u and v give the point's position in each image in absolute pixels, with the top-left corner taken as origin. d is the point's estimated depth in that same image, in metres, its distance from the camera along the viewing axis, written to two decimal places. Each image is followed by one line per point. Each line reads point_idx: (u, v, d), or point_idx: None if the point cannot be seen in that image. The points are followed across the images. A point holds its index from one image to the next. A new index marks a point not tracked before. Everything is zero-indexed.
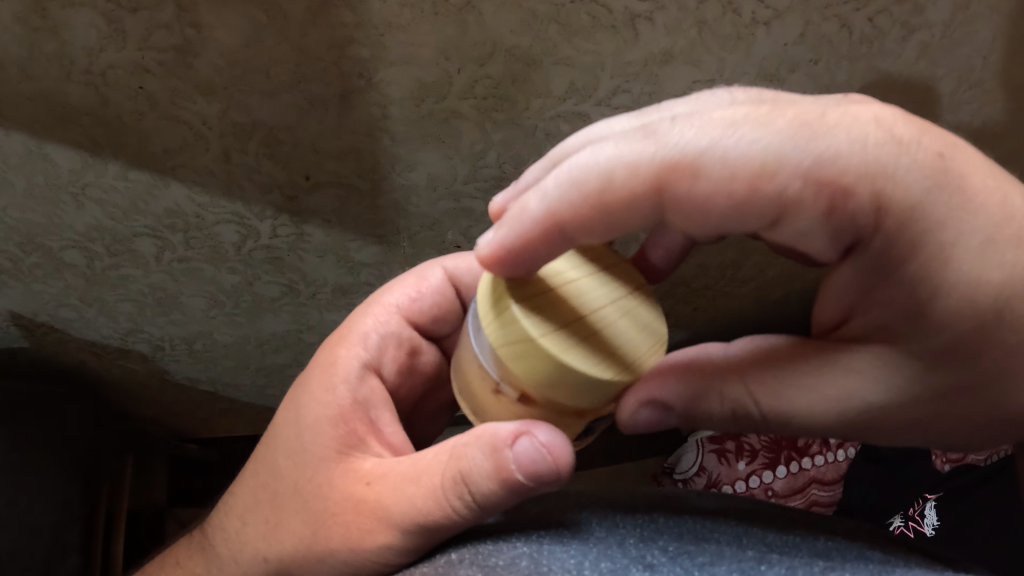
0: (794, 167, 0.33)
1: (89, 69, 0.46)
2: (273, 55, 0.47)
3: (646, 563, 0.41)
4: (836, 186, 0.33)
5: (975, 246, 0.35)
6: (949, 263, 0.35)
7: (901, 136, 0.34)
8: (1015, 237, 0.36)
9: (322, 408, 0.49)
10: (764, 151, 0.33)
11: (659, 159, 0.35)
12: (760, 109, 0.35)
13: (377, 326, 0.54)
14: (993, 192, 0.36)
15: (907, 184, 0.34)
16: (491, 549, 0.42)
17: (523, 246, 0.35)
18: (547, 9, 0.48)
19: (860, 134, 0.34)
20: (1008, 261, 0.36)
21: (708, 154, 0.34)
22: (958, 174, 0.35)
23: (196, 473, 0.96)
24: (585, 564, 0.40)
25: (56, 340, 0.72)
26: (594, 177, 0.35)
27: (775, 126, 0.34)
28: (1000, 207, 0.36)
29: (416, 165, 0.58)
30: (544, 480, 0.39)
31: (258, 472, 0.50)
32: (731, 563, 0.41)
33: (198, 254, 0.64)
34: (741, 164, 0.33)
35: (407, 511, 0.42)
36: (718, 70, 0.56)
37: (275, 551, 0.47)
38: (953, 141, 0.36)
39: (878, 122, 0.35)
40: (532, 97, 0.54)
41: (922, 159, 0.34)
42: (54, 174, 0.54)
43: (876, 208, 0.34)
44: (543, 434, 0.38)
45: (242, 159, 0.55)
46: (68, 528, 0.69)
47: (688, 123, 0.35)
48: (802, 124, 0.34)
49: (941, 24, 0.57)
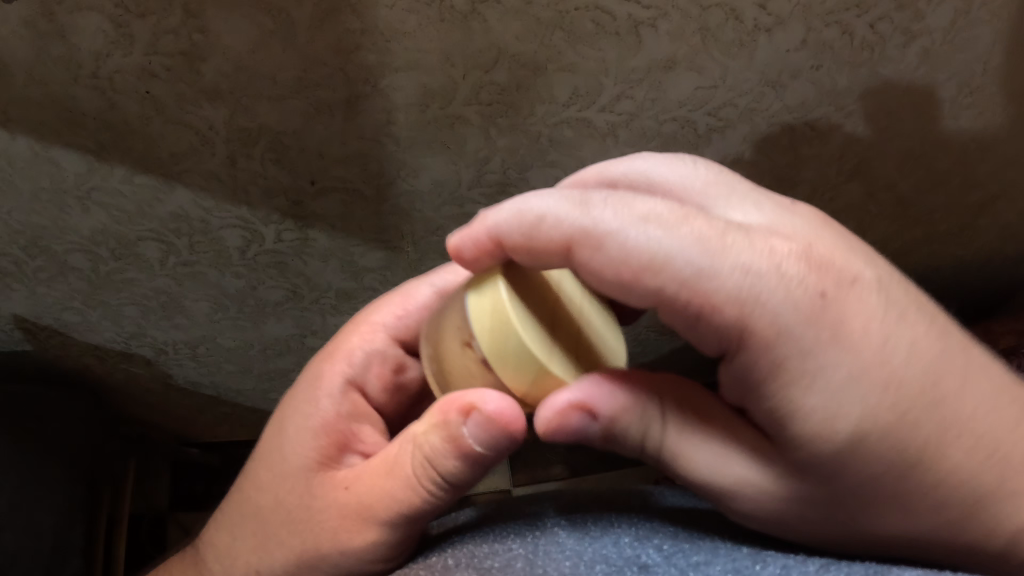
0: (676, 271, 0.33)
1: (96, 74, 0.47)
2: (278, 62, 0.48)
3: (640, 564, 0.38)
4: (716, 294, 0.33)
5: (835, 382, 0.34)
6: (818, 377, 0.34)
7: (792, 270, 0.34)
8: (889, 378, 0.35)
9: (304, 419, 0.48)
10: (667, 246, 0.33)
11: (578, 226, 0.33)
12: (674, 209, 0.34)
13: (363, 343, 0.52)
14: (876, 342, 0.35)
15: (777, 314, 0.33)
16: (487, 551, 0.40)
17: (488, 433, 0.37)
18: (551, 15, 0.49)
19: (836, 364, 0.34)
20: (875, 399, 0.35)
21: (613, 233, 0.33)
22: (840, 316, 0.34)
23: (197, 477, 0.96)
24: (579, 565, 0.38)
25: (57, 342, 0.72)
26: (669, 278, 0.33)
27: (681, 233, 0.33)
28: (876, 346, 0.35)
29: (420, 170, 0.58)
30: (503, 448, 0.38)
31: (242, 490, 0.50)
32: (725, 564, 0.38)
33: (201, 257, 0.64)
34: (630, 255, 0.33)
35: (384, 504, 0.42)
36: (721, 77, 0.56)
37: (267, 564, 0.47)
38: (860, 277, 0.36)
39: (779, 245, 0.34)
40: (537, 102, 0.55)
41: (803, 304, 0.34)
42: (60, 178, 0.54)
43: (742, 329, 0.34)
44: (490, 403, 0.36)
45: (246, 164, 0.55)
46: (70, 529, 0.69)
47: (620, 202, 0.34)
48: (710, 236, 0.33)
49: (941, 30, 0.58)
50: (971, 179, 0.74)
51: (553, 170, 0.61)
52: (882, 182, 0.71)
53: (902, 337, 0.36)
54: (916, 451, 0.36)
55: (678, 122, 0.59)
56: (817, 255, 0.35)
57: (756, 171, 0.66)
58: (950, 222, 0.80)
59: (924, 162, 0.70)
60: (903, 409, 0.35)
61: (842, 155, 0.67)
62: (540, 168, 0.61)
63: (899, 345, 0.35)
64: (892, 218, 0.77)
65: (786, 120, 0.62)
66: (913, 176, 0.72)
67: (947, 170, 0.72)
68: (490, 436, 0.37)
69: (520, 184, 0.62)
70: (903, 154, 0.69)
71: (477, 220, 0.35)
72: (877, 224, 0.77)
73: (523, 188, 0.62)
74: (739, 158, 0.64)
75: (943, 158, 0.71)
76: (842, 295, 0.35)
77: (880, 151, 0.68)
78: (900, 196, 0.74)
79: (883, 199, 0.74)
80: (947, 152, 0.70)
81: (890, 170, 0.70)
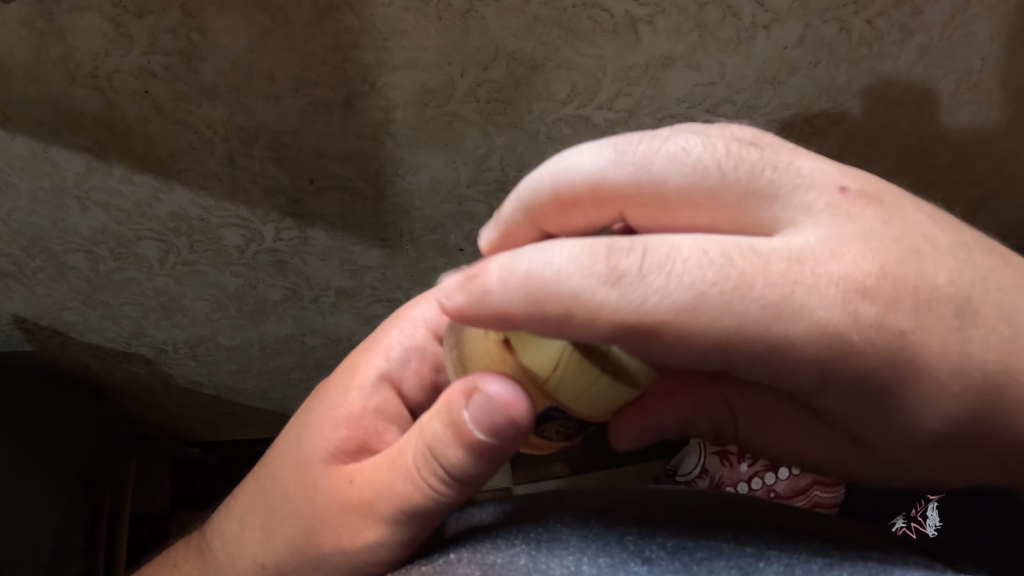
0: (754, 334, 0.31)
1: (95, 73, 0.47)
2: (277, 61, 0.48)
3: (644, 557, 0.39)
4: (808, 347, 0.31)
5: (929, 399, 0.35)
6: (907, 406, 0.35)
7: (869, 316, 0.32)
8: (969, 379, 0.35)
9: (330, 409, 0.49)
10: (739, 322, 0.31)
11: (619, 313, 0.31)
12: (729, 268, 0.31)
13: (401, 337, 0.52)
14: (954, 355, 0.34)
15: (858, 359, 0.32)
16: (489, 547, 0.41)
17: (488, 421, 0.36)
18: (549, 13, 0.49)
19: (927, 382, 0.34)
20: (948, 410, 0.35)
21: (674, 312, 0.31)
22: (923, 342, 0.33)
23: (198, 476, 0.96)
24: (583, 559, 0.39)
25: (57, 342, 0.72)
26: (744, 335, 0.31)
27: (744, 304, 0.31)
28: (955, 361, 0.34)
29: (419, 168, 0.58)
30: (506, 436, 0.37)
31: (257, 478, 0.50)
32: (729, 559, 0.39)
33: (201, 257, 0.64)
34: (695, 322, 0.31)
35: (386, 497, 0.41)
36: (719, 73, 0.56)
37: (270, 556, 0.46)
38: (932, 287, 0.33)
39: (850, 278, 0.32)
40: (535, 100, 0.55)
41: (886, 343, 0.32)
42: (59, 178, 0.55)
43: (827, 375, 0.33)
44: (492, 388, 0.36)
45: (246, 163, 0.55)
46: (72, 529, 0.69)
47: (656, 265, 0.31)
48: (778, 300, 0.31)
49: (939, 26, 0.58)
50: (969, 175, 0.74)
51: None
52: (881, 179, 0.71)
53: (980, 331, 0.34)
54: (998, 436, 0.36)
55: (677, 119, 0.59)
56: (886, 274, 0.32)
57: None
58: (949, 217, 0.80)
59: (923, 159, 0.71)
60: (983, 397, 0.35)
61: (841, 152, 0.67)
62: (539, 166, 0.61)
63: (978, 340, 0.34)
64: None
65: (785, 116, 0.62)
66: (912, 173, 0.72)
67: (945, 166, 0.72)
68: (491, 424, 0.36)
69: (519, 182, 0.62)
70: (901, 151, 0.69)
71: (476, 277, 0.32)
72: None
73: None
74: None
75: (942, 154, 0.71)
76: (922, 319, 0.33)
77: (879, 148, 0.68)
78: (899, 192, 0.74)
79: None
80: (945, 148, 0.70)
81: (889, 167, 0.70)
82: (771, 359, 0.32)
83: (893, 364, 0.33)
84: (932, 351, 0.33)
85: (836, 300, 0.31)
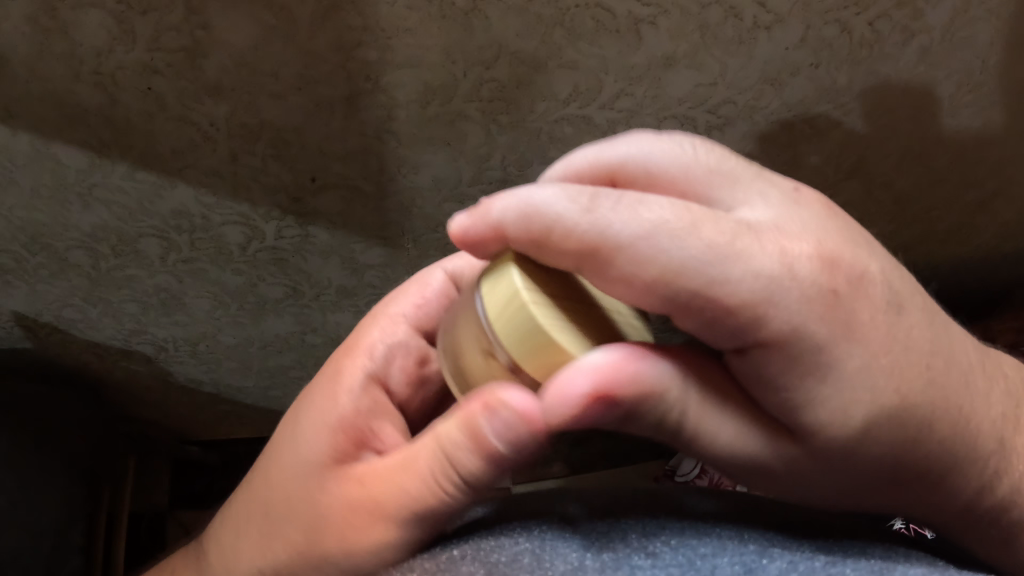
0: (690, 279, 0.31)
1: (99, 70, 0.47)
2: (281, 59, 0.48)
3: (649, 551, 0.39)
4: (743, 306, 0.32)
5: (856, 376, 0.34)
6: (843, 384, 0.34)
7: (804, 270, 0.33)
8: (895, 365, 0.35)
9: (321, 416, 0.48)
10: (685, 259, 0.31)
11: (589, 235, 0.32)
12: (689, 212, 0.32)
13: (384, 336, 0.51)
14: (881, 335, 0.35)
15: (791, 315, 0.32)
16: (493, 544, 0.40)
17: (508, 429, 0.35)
18: (552, 13, 0.49)
19: (855, 356, 0.34)
20: (883, 385, 0.35)
21: (626, 242, 0.31)
22: (851, 313, 0.34)
23: (196, 476, 0.96)
24: (588, 555, 0.39)
25: (57, 340, 0.72)
26: (682, 281, 0.31)
27: (691, 242, 0.31)
28: (880, 343, 0.35)
29: (421, 167, 0.59)
30: (522, 447, 0.37)
31: (249, 487, 0.50)
32: (732, 556, 0.39)
33: (202, 254, 0.64)
34: (642, 258, 0.31)
35: (401, 500, 0.41)
36: (721, 74, 0.56)
37: (271, 564, 0.46)
38: (865, 271, 0.35)
39: (786, 244, 0.33)
40: (537, 99, 0.55)
41: (817, 301, 0.33)
42: (61, 174, 0.55)
43: (756, 334, 0.33)
44: (514, 399, 0.34)
45: (248, 161, 0.55)
46: (70, 528, 0.69)
47: (627, 204, 0.32)
48: (723, 243, 0.32)
49: (940, 29, 0.58)
50: (968, 177, 0.75)
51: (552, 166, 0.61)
52: (881, 180, 0.72)
53: (903, 326, 0.36)
54: (928, 425, 0.37)
55: (678, 119, 0.59)
56: (826, 250, 0.34)
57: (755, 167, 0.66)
58: (948, 220, 0.80)
59: (923, 160, 0.71)
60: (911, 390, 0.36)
61: (842, 153, 0.67)
62: (540, 165, 0.61)
63: (901, 332, 0.36)
64: (890, 216, 0.77)
65: (786, 117, 0.62)
66: (912, 174, 0.72)
67: (945, 169, 0.73)
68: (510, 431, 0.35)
69: (521, 181, 0.62)
70: (902, 153, 0.69)
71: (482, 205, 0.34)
72: (876, 221, 0.77)
73: (523, 185, 0.63)
74: (739, 154, 0.64)
75: (942, 157, 0.71)
76: (852, 292, 0.34)
77: (879, 149, 0.68)
78: (898, 194, 0.74)
79: (881, 198, 0.74)
80: (946, 151, 0.71)
81: (889, 168, 0.71)
82: (698, 315, 0.32)
83: (822, 329, 0.33)
84: (862, 324, 0.34)
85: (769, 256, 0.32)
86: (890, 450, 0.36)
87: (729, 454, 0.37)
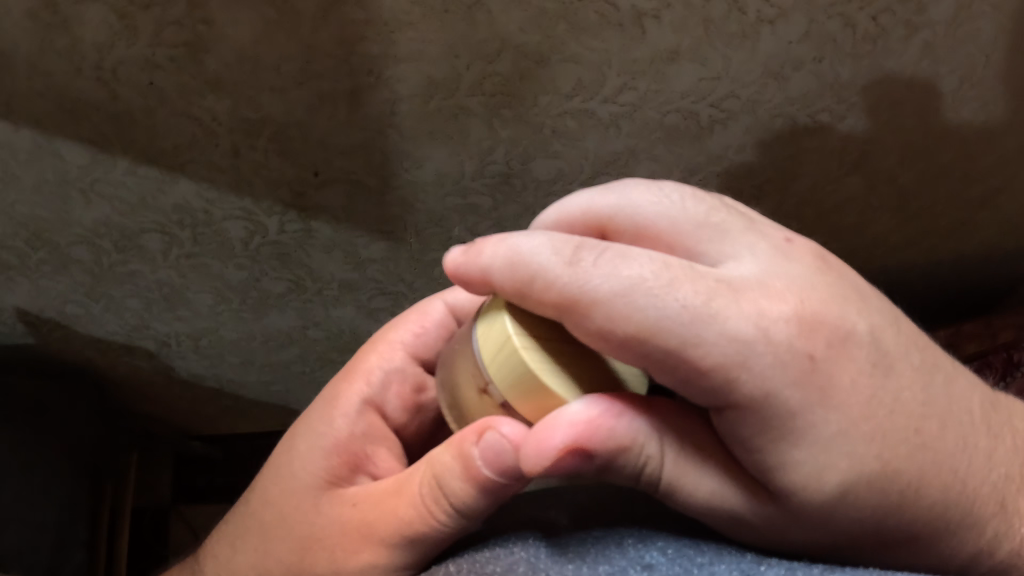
0: (665, 338, 0.31)
1: (100, 66, 0.47)
2: (283, 53, 0.48)
3: (644, 564, 0.36)
4: (715, 365, 0.31)
5: (832, 437, 0.33)
6: (818, 441, 0.33)
7: (780, 333, 0.32)
8: (876, 429, 0.34)
9: (318, 438, 0.48)
10: (661, 317, 0.31)
11: (568, 289, 0.32)
12: (669, 269, 0.32)
13: (382, 361, 0.51)
14: (860, 396, 0.34)
15: (763, 378, 0.32)
16: (489, 556, 0.38)
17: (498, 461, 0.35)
18: (555, 6, 0.49)
19: (829, 418, 0.33)
20: (863, 451, 0.34)
21: (602, 299, 0.31)
22: (829, 372, 0.33)
23: (198, 471, 0.96)
24: (582, 567, 0.36)
25: (59, 336, 0.72)
26: (657, 339, 0.31)
27: (667, 301, 0.31)
28: (859, 404, 0.34)
29: (424, 162, 0.58)
30: (512, 477, 0.37)
31: (247, 503, 0.50)
32: (731, 563, 0.36)
33: (205, 250, 0.64)
34: (620, 315, 0.31)
35: (390, 523, 0.41)
36: (724, 68, 0.56)
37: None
38: (851, 330, 0.35)
39: (765, 300, 0.33)
40: (539, 93, 0.55)
41: (793, 360, 0.32)
42: (63, 170, 0.55)
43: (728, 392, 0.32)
44: (507, 428, 0.35)
45: (250, 155, 0.55)
46: (74, 524, 0.69)
47: (608, 261, 0.32)
48: (699, 304, 0.31)
49: (943, 23, 0.58)
50: (970, 171, 0.75)
51: (555, 160, 0.61)
52: (883, 174, 0.72)
53: (886, 386, 0.35)
54: (914, 490, 0.35)
55: (680, 114, 0.59)
56: (806, 308, 0.34)
57: (757, 161, 0.66)
58: (950, 214, 0.80)
59: (926, 155, 0.71)
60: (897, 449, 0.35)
61: (844, 148, 0.67)
62: (543, 159, 0.61)
63: (884, 394, 0.35)
64: (892, 210, 0.77)
65: (789, 111, 0.62)
66: (915, 168, 0.72)
67: (947, 163, 0.73)
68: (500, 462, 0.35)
69: (524, 175, 0.62)
70: (904, 147, 0.69)
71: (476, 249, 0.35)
72: (877, 215, 0.77)
73: (525, 179, 0.62)
74: (742, 148, 0.64)
75: (944, 151, 0.71)
76: (832, 351, 0.34)
77: (881, 144, 0.68)
78: (901, 188, 0.74)
79: (883, 192, 0.74)
80: (948, 145, 0.70)
81: (891, 162, 0.71)
82: (670, 373, 0.32)
83: (798, 387, 0.32)
84: (839, 385, 0.33)
85: (748, 314, 0.32)
86: (871, 511, 0.35)
87: (708, 509, 0.37)
